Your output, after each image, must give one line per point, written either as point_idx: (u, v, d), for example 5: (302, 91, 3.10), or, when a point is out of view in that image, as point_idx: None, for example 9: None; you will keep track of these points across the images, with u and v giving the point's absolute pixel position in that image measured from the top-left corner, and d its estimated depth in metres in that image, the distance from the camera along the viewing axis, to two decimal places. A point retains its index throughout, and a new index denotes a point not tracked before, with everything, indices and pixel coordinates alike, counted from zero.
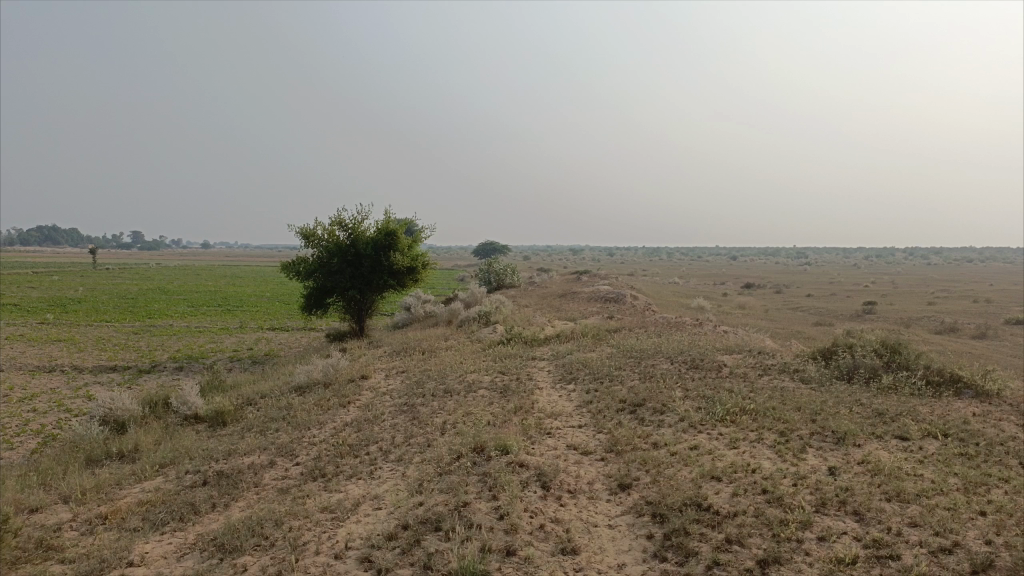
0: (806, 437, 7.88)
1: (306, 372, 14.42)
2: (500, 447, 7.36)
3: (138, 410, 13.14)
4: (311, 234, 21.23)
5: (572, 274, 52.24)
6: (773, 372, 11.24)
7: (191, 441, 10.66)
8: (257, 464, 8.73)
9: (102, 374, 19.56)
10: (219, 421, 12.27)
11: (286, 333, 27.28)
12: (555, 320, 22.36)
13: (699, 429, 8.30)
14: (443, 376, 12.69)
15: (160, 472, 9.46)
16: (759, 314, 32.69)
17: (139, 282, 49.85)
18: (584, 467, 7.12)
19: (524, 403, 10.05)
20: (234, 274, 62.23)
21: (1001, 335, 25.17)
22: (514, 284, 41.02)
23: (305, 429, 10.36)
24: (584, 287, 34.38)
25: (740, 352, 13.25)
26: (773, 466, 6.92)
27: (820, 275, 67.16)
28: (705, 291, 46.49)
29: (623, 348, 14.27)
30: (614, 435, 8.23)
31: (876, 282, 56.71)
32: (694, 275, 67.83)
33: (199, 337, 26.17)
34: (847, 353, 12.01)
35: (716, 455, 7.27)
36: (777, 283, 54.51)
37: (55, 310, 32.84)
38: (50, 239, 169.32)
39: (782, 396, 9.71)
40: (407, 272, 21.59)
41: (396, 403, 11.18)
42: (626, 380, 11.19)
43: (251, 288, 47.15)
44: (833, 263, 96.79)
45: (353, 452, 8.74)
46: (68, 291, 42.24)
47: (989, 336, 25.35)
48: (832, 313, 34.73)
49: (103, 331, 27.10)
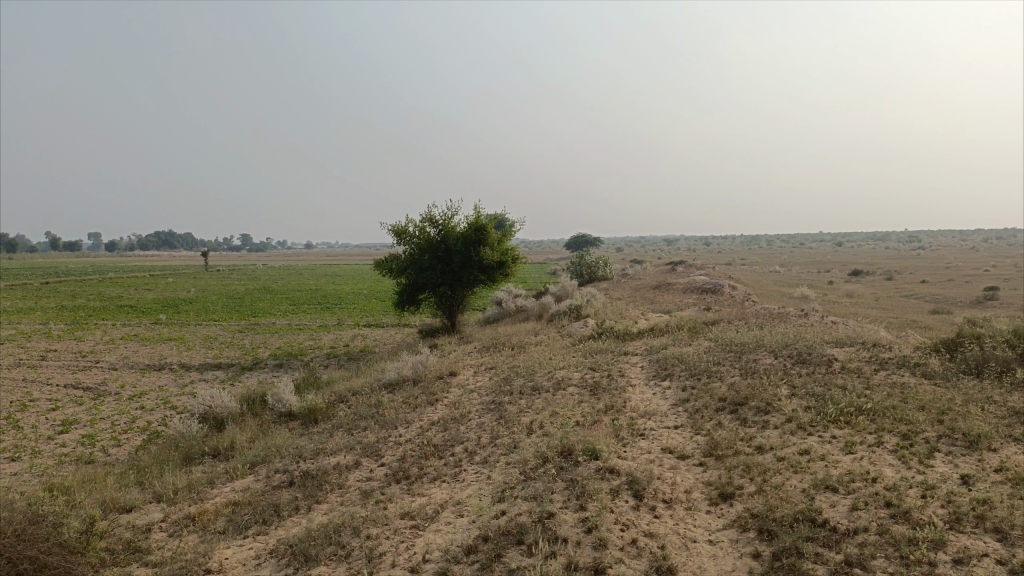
0: (933, 441, 7.02)
1: (395, 369, 14.35)
2: (589, 451, 6.89)
3: (236, 407, 13.38)
4: (403, 231, 21.30)
5: (667, 265, 50.99)
6: (890, 367, 10.25)
7: (282, 439, 10.68)
8: (343, 465, 8.59)
9: (207, 372, 20.24)
10: (312, 418, 12.31)
11: (381, 329, 27.61)
12: (650, 313, 21.59)
13: (809, 432, 7.57)
14: (531, 373, 12.32)
15: (251, 470, 9.49)
16: (868, 303, 30.76)
17: (245, 282, 52.03)
18: (681, 474, 6.57)
19: (615, 402, 9.53)
20: (332, 273, 64.32)
21: None
22: (607, 276, 40.29)
23: (391, 428, 10.20)
24: (680, 278, 33.33)
25: (851, 345, 12.24)
26: (898, 475, 6.15)
27: (934, 259, 63.37)
28: (809, 280, 44.28)
29: (722, 342, 13.46)
30: (713, 438, 7.63)
31: (998, 265, 52.84)
32: (795, 262, 65.24)
33: (299, 334, 26.79)
34: (974, 345, 10.86)
35: (831, 462, 6.56)
36: (886, 269, 51.57)
37: (168, 310, 34.49)
38: (167, 244, 179.49)
39: (903, 394, 8.80)
40: (497, 267, 21.35)
41: (484, 401, 10.88)
42: (726, 377, 10.49)
43: (349, 286, 48.29)
44: (948, 246, 91.08)
45: (438, 453, 8.46)
46: (182, 292, 44.33)
47: None
48: (950, 300, 32.33)
49: (211, 330, 28.21)
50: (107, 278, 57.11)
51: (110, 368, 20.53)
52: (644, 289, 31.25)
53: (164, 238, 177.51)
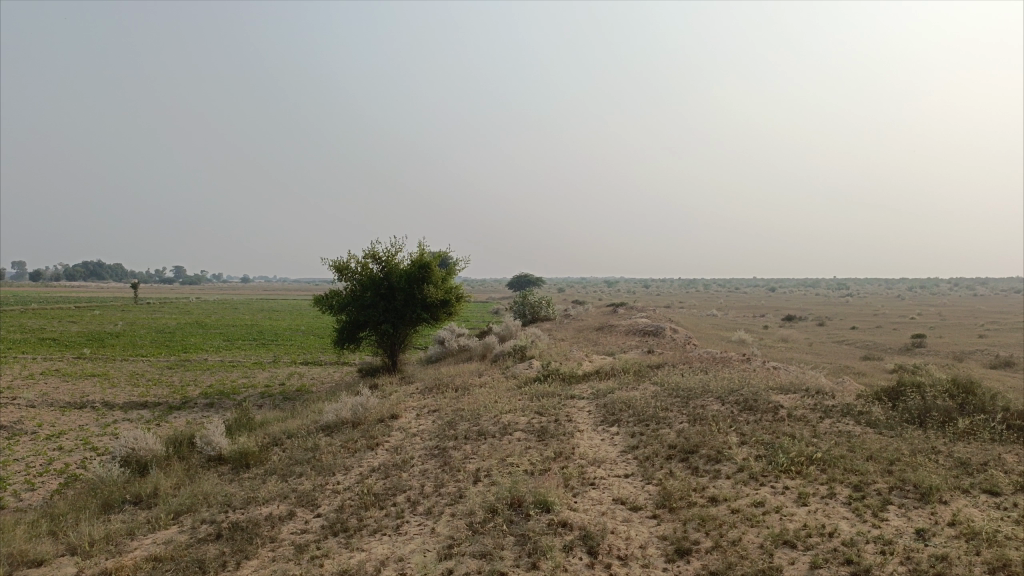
0: (885, 493, 6.96)
1: (334, 410, 13.79)
2: (540, 502, 6.60)
3: (162, 450, 12.61)
4: (345, 267, 20.82)
5: (608, 306, 51.31)
6: (835, 415, 10.27)
7: (210, 485, 10.04)
8: (276, 515, 8.07)
9: (132, 410, 19.17)
10: (243, 463, 11.66)
11: (319, 368, 26.81)
12: (594, 355, 21.49)
13: (761, 482, 7.43)
14: (476, 416, 11.97)
15: (175, 519, 8.85)
16: (803, 348, 31.37)
17: (178, 316, 50.23)
18: (635, 527, 6.31)
19: (563, 449, 9.28)
20: (270, 308, 62.83)
21: None
22: (550, 316, 40.23)
23: (329, 474, 9.69)
24: (622, 320, 33.48)
25: (795, 392, 12.30)
26: (853, 530, 6.02)
27: (863, 307, 65.51)
28: (746, 325, 45.06)
29: (668, 387, 13.37)
30: (665, 488, 7.42)
31: (923, 313, 54.96)
32: (732, 307, 66.63)
33: (232, 372, 25.79)
34: (915, 394, 10.99)
35: (786, 515, 6.40)
36: (818, 315, 52.99)
37: (93, 344, 32.87)
38: (96, 275, 173.12)
39: (850, 443, 8.78)
40: (441, 306, 21.01)
41: (427, 447, 10.47)
42: (674, 423, 10.34)
43: (286, 322, 47.06)
44: (875, 294, 94.59)
45: (378, 503, 8.02)
46: (108, 325, 42.45)
47: None
48: (880, 347, 33.29)
49: (138, 366, 26.93)
50: (29, 309, 54.49)
51: (26, 405, 19.27)
52: (587, 331, 31.22)
53: (92, 268, 171.22)
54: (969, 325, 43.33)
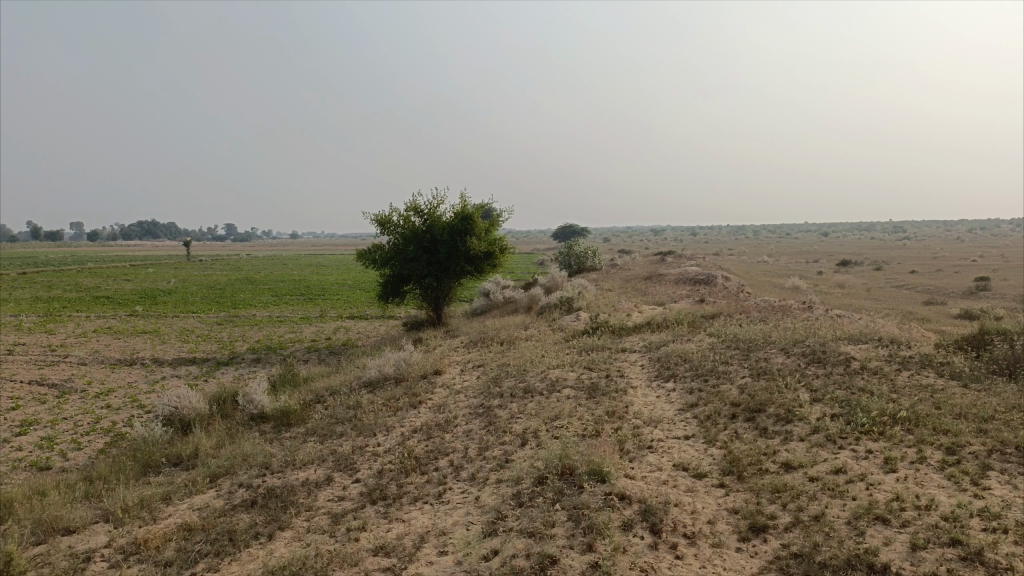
0: (984, 456, 6.16)
1: (377, 366, 13.37)
2: (594, 471, 5.97)
3: (205, 408, 12.34)
4: (387, 220, 20.24)
5: (656, 256, 50.05)
6: (913, 367, 9.40)
7: (250, 446, 9.71)
8: (311, 481, 7.63)
9: (180, 367, 19.12)
10: (285, 421, 11.31)
11: (365, 322, 26.55)
12: (644, 306, 20.70)
13: (839, 445, 6.70)
14: (523, 372, 11.40)
15: (214, 482, 8.52)
16: (860, 294, 30.03)
17: (227, 273, 50.63)
18: (701, 499, 5.67)
19: (616, 408, 8.64)
20: (318, 263, 63.24)
21: None
22: (595, 266, 39.35)
23: (370, 436, 9.25)
24: (671, 268, 32.47)
25: (865, 342, 11.39)
26: (953, 501, 5.26)
27: (921, 250, 62.83)
28: (799, 271, 43.45)
29: (726, 338, 12.56)
30: (732, 453, 6.73)
31: (986, 255, 52.49)
32: (782, 253, 64.87)
33: (279, 327, 25.69)
34: (1004, 343, 10.01)
35: (873, 484, 5.68)
36: (874, 259, 51.02)
37: (146, 302, 33.23)
38: (150, 234, 176.47)
39: (935, 399, 7.95)
40: (485, 258, 20.37)
41: (471, 405, 9.95)
42: (735, 378, 9.63)
43: (333, 277, 47.01)
44: (931, 237, 91.18)
45: (419, 467, 7.51)
46: (161, 282, 42.98)
47: None
48: (942, 291, 31.75)
49: (188, 323, 26.99)
50: (85, 268, 55.70)
51: (79, 363, 19.38)
52: (635, 280, 30.37)
53: (146, 227, 174.62)
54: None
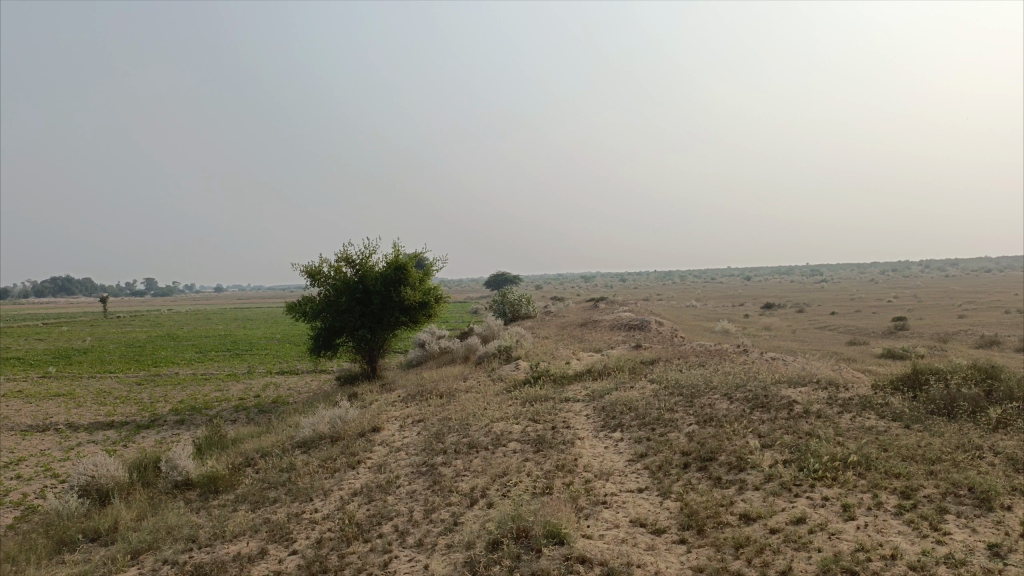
0: (938, 499, 6.15)
1: (311, 424, 12.78)
2: (551, 532, 5.69)
3: (124, 476, 11.49)
4: (318, 272, 19.71)
5: (589, 302, 50.41)
6: (854, 409, 9.48)
7: (175, 517, 9.02)
8: (244, 555, 7.07)
9: (97, 432, 17.95)
10: (213, 488, 10.61)
11: (296, 377, 25.66)
12: (582, 353, 20.63)
13: (794, 492, 6.61)
14: (465, 426, 11.05)
15: (136, 559, 7.83)
16: (787, 336, 30.79)
17: (147, 329, 48.51)
18: (663, 557, 5.44)
19: (565, 461, 8.39)
20: (245, 317, 61.39)
21: None
22: (530, 314, 39.32)
23: (306, 501, 8.72)
24: (605, 314, 32.68)
25: (805, 385, 11.48)
26: (916, 549, 5.18)
27: (839, 291, 65.28)
28: (727, 315, 44.34)
29: (668, 384, 12.51)
30: (688, 505, 6.55)
31: (900, 296, 54.89)
32: (710, 297, 66.32)
33: (204, 385, 24.56)
34: (937, 382, 10.22)
35: (834, 534, 5.56)
36: (797, 302, 52.58)
37: (59, 362, 31.39)
38: (65, 291, 168.63)
39: (880, 440, 7.98)
40: (420, 308, 20.03)
41: (414, 463, 9.53)
42: (683, 425, 9.53)
43: (261, 330, 45.60)
44: (848, 279, 95.14)
45: (362, 535, 7.06)
46: (76, 341, 40.81)
47: None
48: (864, 330, 32.87)
49: (105, 383, 25.55)
50: None
51: None
52: (571, 327, 30.39)
53: (60, 283, 166.77)
54: (948, 306, 43.12)
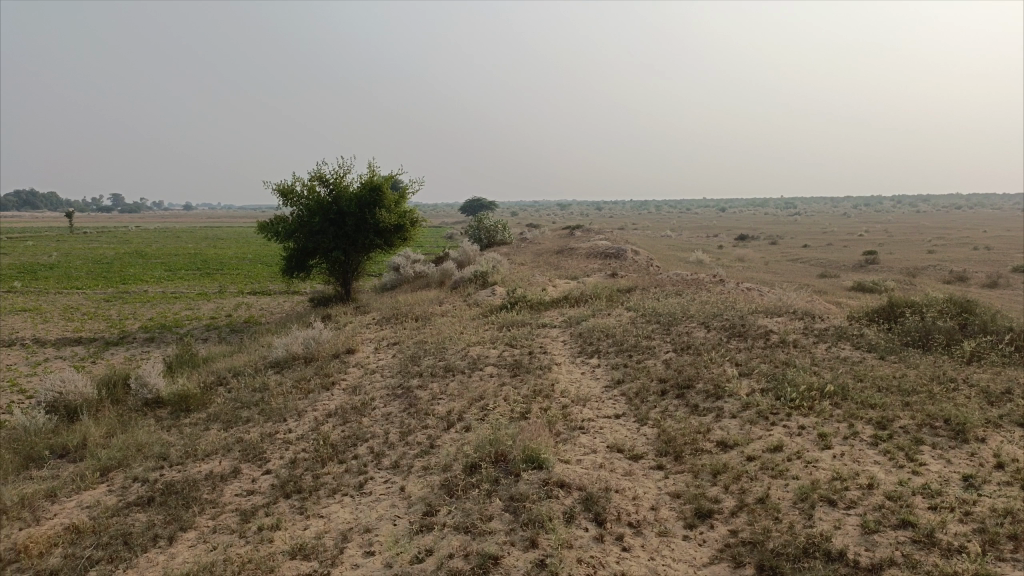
0: (914, 431, 6.19)
1: (284, 344, 12.61)
2: (529, 457, 5.64)
3: (93, 392, 11.29)
4: (290, 191, 19.18)
5: (565, 229, 50.17)
6: (830, 340, 9.51)
7: (146, 434, 8.89)
8: (216, 473, 6.97)
9: (65, 348, 17.64)
10: (184, 406, 10.47)
11: (268, 298, 25.35)
12: (558, 280, 20.55)
13: (771, 421, 6.62)
14: (441, 349, 10.95)
15: (106, 475, 7.72)
16: (760, 267, 30.96)
17: (115, 246, 47.46)
18: (641, 483, 5.43)
19: (542, 387, 8.34)
20: (216, 236, 60.31)
21: (1014, 285, 23.78)
22: (506, 241, 39.05)
23: (280, 421, 8.62)
24: (581, 242, 32.57)
25: (782, 315, 11.49)
26: (892, 479, 5.21)
27: (812, 224, 65.67)
28: (702, 245, 44.45)
29: (645, 312, 12.47)
30: (666, 432, 6.54)
31: (872, 230, 55.31)
32: (685, 227, 66.33)
33: (175, 304, 24.18)
34: (913, 315, 10.27)
35: (811, 462, 5.58)
36: (771, 234, 52.80)
37: (24, 277, 30.67)
38: (29, 204, 164.36)
39: (856, 371, 8.02)
40: (395, 231, 19.69)
41: (389, 385, 9.45)
42: (660, 353, 9.51)
43: (231, 250, 44.89)
44: (821, 212, 95.64)
45: (336, 456, 6.98)
46: (42, 257, 39.83)
47: (1001, 285, 23.97)
48: (836, 264, 33.20)
49: (73, 299, 25.05)
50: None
51: None
52: (547, 254, 30.24)
53: (24, 196, 162.35)
54: (918, 241, 43.59)
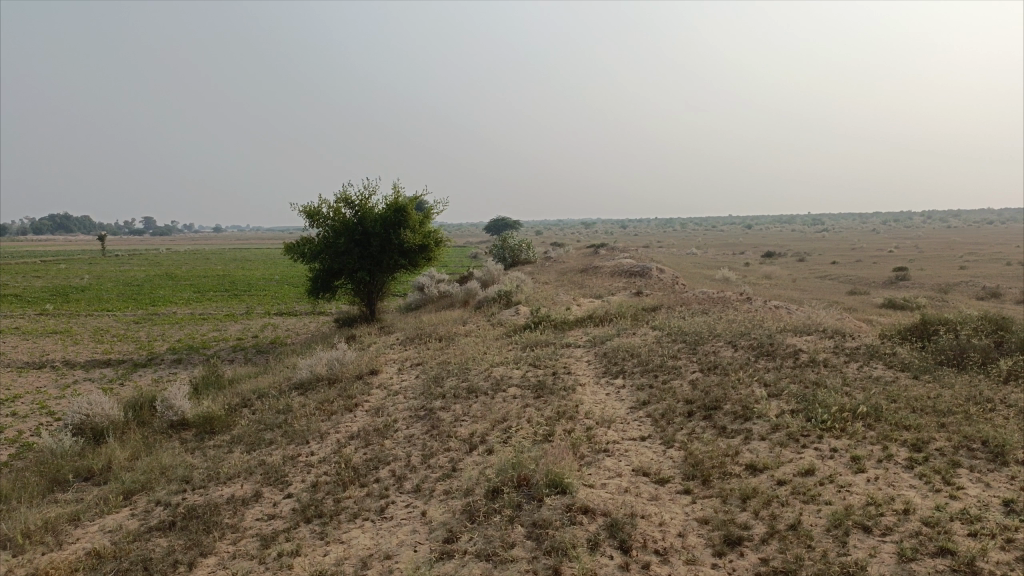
0: (951, 453, 5.97)
1: (308, 366, 12.62)
2: (552, 481, 5.52)
3: (120, 415, 11.36)
4: (316, 212, 19.32)
5: (589, 248, 50.05)
6: (861, 359, 9.29)
7: (170, 457, 8.90)
8: (238, 497, 6.93)
9: (94, 370, 17.84)
10: (209, 428, 10.49)
11: (294, 319, 25.50)
12: (582, 299, 20.44)
13: (802, 443, 6.44)
14: (464, 370, 10.88)
15: (130, 498, 7.72)
16: (788, 285, 30.59)
17: (145, 268, 48.16)
18: (668, 508, 5.29)
19: (566, 408, 8.21)
20: (244, 257, 60.99)
21: None
22: (530, 260, 39.01)
23: (302, 443, 8.58)
24: (605, 260, 32.42)
25: (811, 333, 11.27)
26: (930, 504, 5.02)
27: (840, 241, 64.85)
28: (727, 263, 44.11)
29: (670, 331, 12.31)
30: (693, 455, 6.38)
31: (901, 246, 54.47)
32: (710, 244, 65.78)
33: (202, 325, 24.40)
34: (947, 332, 10.02)
35: (844, 486, 5.40)
36: (798, 251, 52.21)
37: (57, 299, 31.19)
38: (63, 229, 167.72)
39: (889, 391, 7.80)
40: (419, 251, 19.74)
41: (412, 407, 9.39)
42: (686, 372, 9.35)
43: (259, 271, 45.28)
44: (849, 229, 94.49)
45: (358, 479, 6.91)
46: (75, 279, 40.53)
47: None
48: (865, 280, 32.70)
49: (103, 321, 25.38)
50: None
51: None
52: (571, 273, 30.16)
53: (58, 221, 165.64)
54: (949, 256, 42.86)
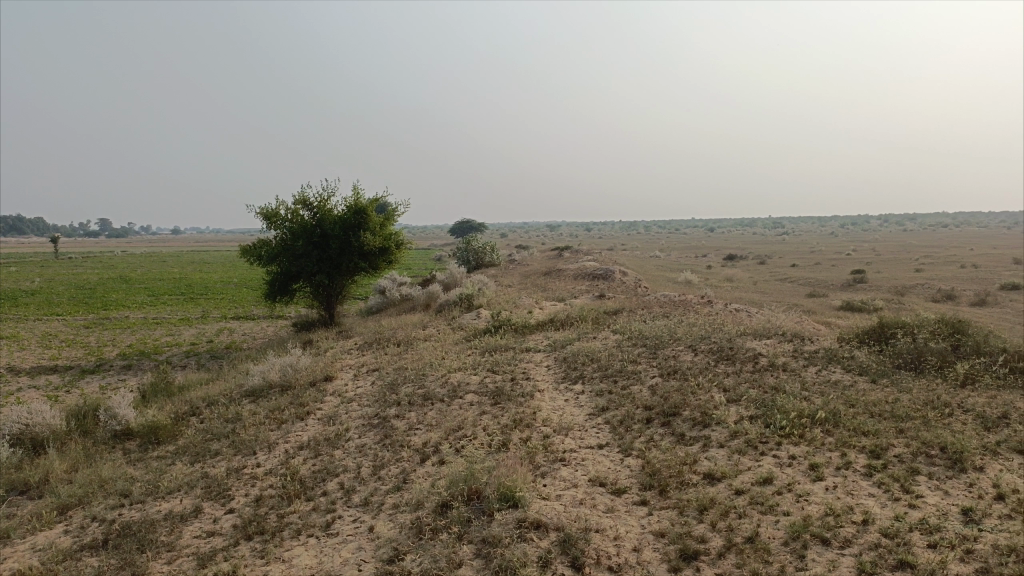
0: (909, 460, 5.89)
1: (261, 372, 12.23)
2: (504, 495, 5.31)
3: (61, 424, 10.86)
4: (273, 214, 18.86)
5: (554, 251, 49.98)
6: (820, 363, 9.23)
7: (110, 469, 8.49)
8: (177, 513, 6.59)
9: (39, 377, 17.17)
10: (154, 438, 10.07)
11: (252, 323, 24.92)
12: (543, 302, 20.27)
13: (760, 451, 6.31)
14: (421, 376, 10.61)
15: (64, 513, 7.32)
16: (749, 287, 30.83)
17: (100, 272, 46.87)
18: (623, 521, 5.11)
19: (523, 415, 8.00)
20: (202, 260, 59.70)
21: (1001, 303, 23.65)
22: (494, 262, 38.75)
23: (250, 454, 8.24)
24: (569, 263, 32.33)
25: (771, 336, 11.22)
26: (889, 513, 4.91)
27: (800, 244, 65.67)
28: (690, 266, 44.42)
29: (631, 335, 12.18)
30: (651, 463, 6.21)
31: (859, 250, 55.39)
32: (673, 248, 66.17)
33: (156, 330, 23.70)
34: (904, 336, 10.02)
35: (803, 495, 5.28)
36: (759, 254, 52.69)
37: (4, 303, 30.14)
38: (15, 230, 162.89)
39: (848, 396, 7.73)
40: (379, 254, 19.39)
41: (366, 415, 9.10)
42: (646, 378, 9.20)
43: (217, 274, 44.29)
44: (809, 232, 95.98)
45: (304, 492, 6.62)
46: (25, 283, 39.25)
47: (989, 304, 23.84)
48: (824, 283, 33.08)
49: (51, 326, 24.50)
50: None
51: None
52: (535, 276, 30.02)
53: (10, 223, 161.05)
54: (905, 259, 43.67)
